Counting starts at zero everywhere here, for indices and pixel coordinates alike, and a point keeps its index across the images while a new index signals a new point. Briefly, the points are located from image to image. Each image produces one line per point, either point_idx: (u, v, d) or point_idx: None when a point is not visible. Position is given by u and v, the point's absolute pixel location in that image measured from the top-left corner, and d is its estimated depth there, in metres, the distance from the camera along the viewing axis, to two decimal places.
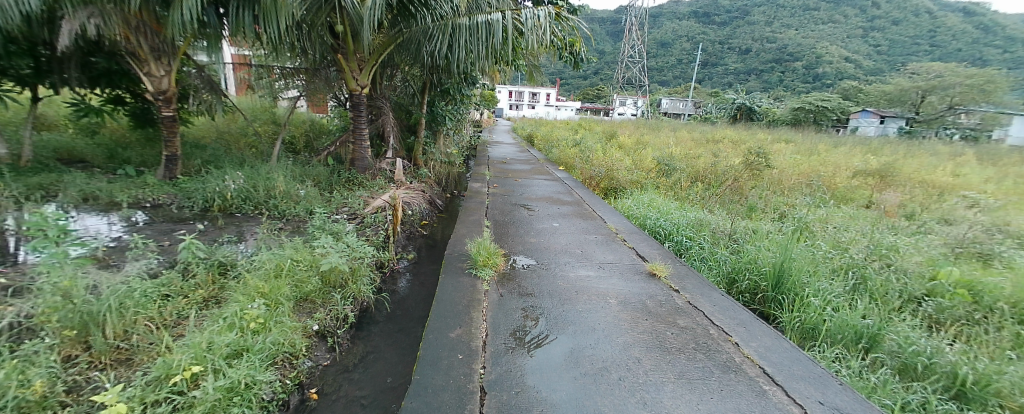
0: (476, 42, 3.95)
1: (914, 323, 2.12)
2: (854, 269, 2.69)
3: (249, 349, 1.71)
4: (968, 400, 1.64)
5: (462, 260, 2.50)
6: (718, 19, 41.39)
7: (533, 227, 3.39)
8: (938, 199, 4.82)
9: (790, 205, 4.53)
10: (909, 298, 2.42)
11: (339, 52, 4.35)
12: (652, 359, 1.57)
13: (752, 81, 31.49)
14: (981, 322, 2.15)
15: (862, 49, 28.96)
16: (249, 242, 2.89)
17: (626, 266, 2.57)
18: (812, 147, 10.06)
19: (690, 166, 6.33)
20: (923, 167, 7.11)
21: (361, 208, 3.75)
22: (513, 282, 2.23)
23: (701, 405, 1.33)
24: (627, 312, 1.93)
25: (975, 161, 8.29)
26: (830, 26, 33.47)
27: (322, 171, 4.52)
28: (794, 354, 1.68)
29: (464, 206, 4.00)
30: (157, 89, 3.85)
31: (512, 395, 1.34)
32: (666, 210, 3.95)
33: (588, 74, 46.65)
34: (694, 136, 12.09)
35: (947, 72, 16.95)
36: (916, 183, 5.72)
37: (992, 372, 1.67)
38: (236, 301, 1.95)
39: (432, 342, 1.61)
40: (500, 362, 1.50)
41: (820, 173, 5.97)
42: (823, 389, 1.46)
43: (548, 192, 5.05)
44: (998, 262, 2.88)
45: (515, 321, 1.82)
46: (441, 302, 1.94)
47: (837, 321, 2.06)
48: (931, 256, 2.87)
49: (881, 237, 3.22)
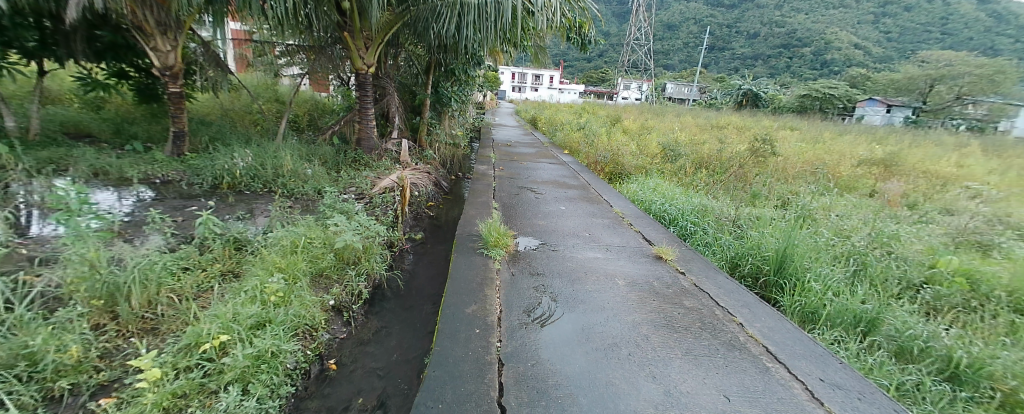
0: (485, 22, 3.90)
1: (911, 309, 2.19)
2: (855, 256, 2.75)
3: (271, 321, 1.77)
4: (961, 382, 1.72)
5: (473, 240, 2.55)
6: (727, 1, 40.50)
7: (540, 209, 3.44)
8: (940, 189, 4.88)
9: (795, 193, 4.56)
10: (908, 285, 2.50)
11: (346, 29, 4.31)
12: (660, 336, 1.63)
13: (758, 66, 31.11)
14: (977, 310, 2.23)
15: (873, 36, 28.49)
16: (260, 219, 2.92)
17: (633, 249, 2.63)
18: (817, 134, 10.09)
19: (695, 152, 6.34)
20: (928, 157, 7.12)
21: (369, 187, 3.75)
22: (523, 262, 2.29)
23: (707, 379, 1.39)
24: (634, 293, 1.99)
25: (981, 153, 8.29)
26: (841, 11, 32.79)
27: (328, 151, 4.50)
28: (796, 335, 1.74)
29: (471, 188, 4.03)
30: (165, 64, 3.85)
31: (529, 367, 1.40)
32: (671, 196, 3.99)
33: (593, 57, 45.88)
34: (698, 122, 12.02)
35: (958, 60, 16.76)
36: (920, 172, 5.75)
37: (987, 357, 1.74)
38: (255, 275, 2.01)
39: (449, 316, 1.66)
40: (516, 336, 1.57)
41: (825, 161, 6.00)
42: (824, 368, 1.52)
43: (553, 175, 5.07)
44: (997, 252, 2.94)
45: (528, 299, 1.87)
46: (456, 280, 1.99)
47: (837, 306, 2.13)
48: (931, 246, 2.94)
49: (883, 226, 3.28)
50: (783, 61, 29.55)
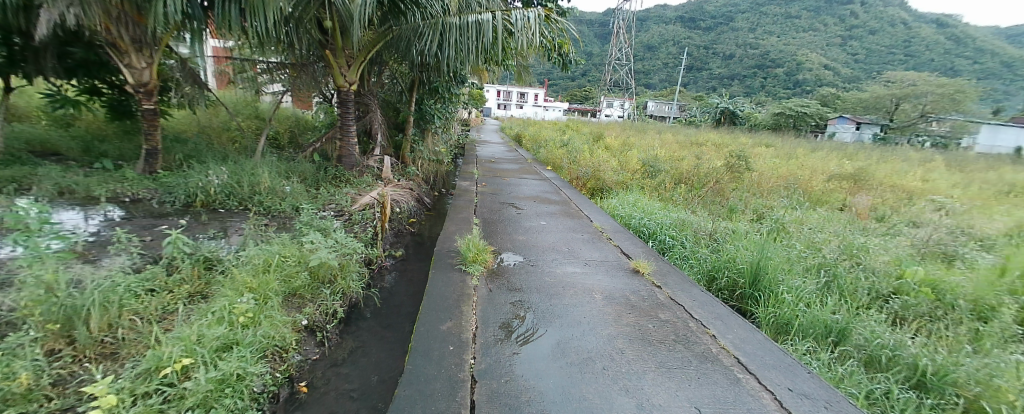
0: (466, 42, 3.98)
1: (880, 318, 2.26)
2: (826, 267, 2.84)
3: (238, 343, 1.71)
4: (927, 389, 1.77)
5: (452, 256, 2.54)
6: (703, 23, 42.25)
7: (521, 225, 3.45)
8: (906, 202, 5.11)
9: (769, 206, 4.71)
10: (877, 296, 2.59)
11: (328, 47, 4.33)
12: (634, 349, 1.64)
13: (734, 86, 32.31)
14: (941, 318, 2.32)
15: (841, 57, 30.01)
16: (234, 238, 2.85)
17: (612, 263, 2.66)
18: (790, 150, 10.48)
19: (674, 168, 6.50)
20: (895, 172, 7.46)
21: (348, 204, 3.70)
22: (501, 277, 2.28)
23: (680, 391, 1.40)
24: (611, 307, 2.01)
25: (943, 167, 8.74)
26: (810, 34, 34.54)
27: (309, 168, 4.45)
28: (767, 345, 1.77)
29: (453, 204, 4.02)
30: (139, 81, 3.78)
31: (502, 383, 1.38)
32: (650, 211, 4.07)
33: (576, 76, 46.96)
34: (678, 139, 12.35)
35: (919, 81, 17.77)
36: (887, 186, 6.01)
37: (951, 364, 1.79)
38: (223, 296, 1.94)
39: (422, 334, 1.64)
40: (490, 353, 1.55)
41: (798, 176, 6.22)
42: (792, 377, 1.55)
43: (536, 191, 5.12)
44: (960, 262, 3.08)
45: (505, 315, 1.86)
46: (432, 297, 1.96)
47: (809, 317, 2.18)
48: (898, 256, 3.05)
49: (852, 238, 3.40)
50: (757, 81, 30.79)
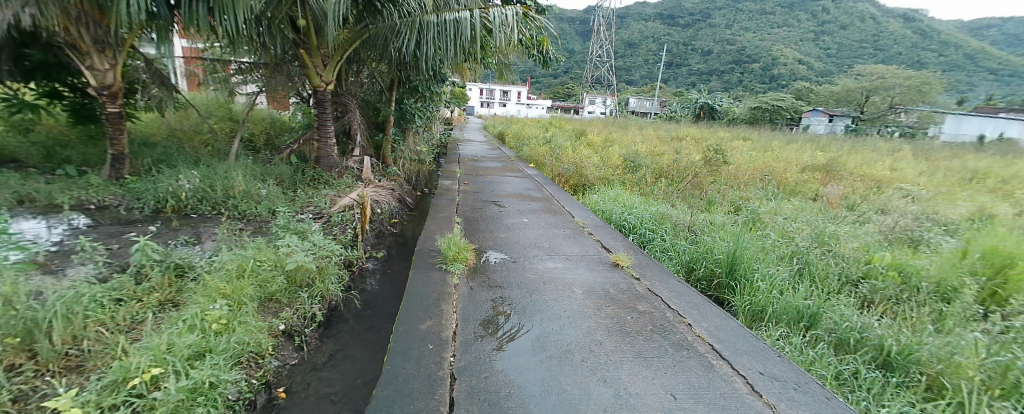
0: (445, 40, 3.93)
1: (849, 302, 2.36)
2: (798, 255, 2.94)
3: (211, 350, 1.67)
4: (893, 368, 1.85)
5: (432, 255, 2.53)
6: (682, 20, 42.95)
7: (503, 222, 3.46)
8: (876, 191, 5.31)
9: (745, 198, 4.83)
10: (847, 281, 2.69)
11: (302, 47, 4.23)
12: (613, 341, 1.67)
13: (713, 81, 32.94)
14: (906, 300, 2.43)
15: (814, 52, 30.94)
16: (207, 243, 2.77)
17: (592, 258, 2.69)
18: (767, 143, 10.79)
19: (655, 163, 6.61)
20: (865, 162, 7.74)
21: (327, 206, 3.64)
22: (482, 275, 2.28)
23: (656, 379, 1.43)
24: (591, 300, 2.03)
25: (911, 157, 9.10)
26: (783, 29, 35.49)
27: (285, 170, 4.35)
28: (740, 332, 1.82)
29: (435, 203, 3.99)
30: (102, 83, 3.62)
31: (482, 379, 1.39)
32: (631, 206, 4.12)
33: (558, 73, 47.11)
34: (659, 134, 12.55)
35: (887, 74, 18.44)
36: (857, 176, 6.25)
37: (915, 344, 1.87)
38: (195, 303, 1.89)
39: (402, 334, 1.63)
40: (470, 350, 1.55)
41: (773, 168, 6.40)
42: (763, 361, 1.60)
43: (518, 188, 5.13)
44: (925, 247, 3.22)
45: (485, 312, 1.87)
46: (412, 297, 1.95)
47: (782, 304, 2.25)
48: (867, 243, 3.18)
49: (824, 226, 3.53)
50: (735, 76, 31.47)
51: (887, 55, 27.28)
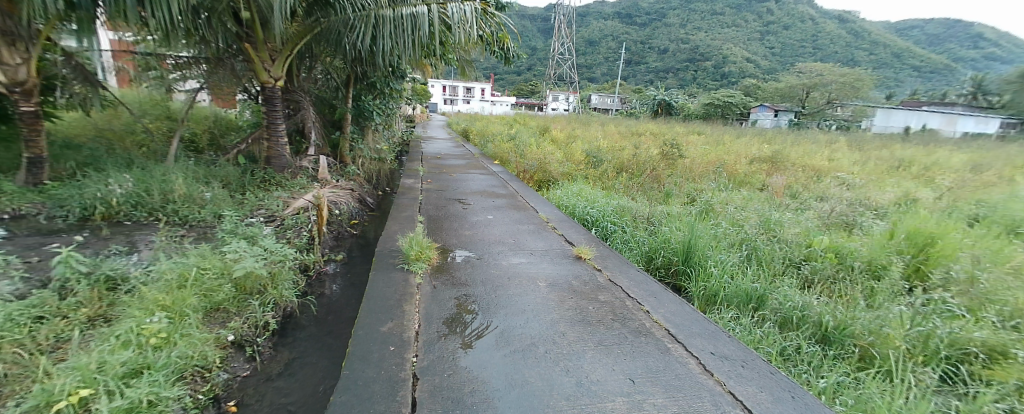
0: (401, 35, 3.82)
1: (792, 283, 2.54)
2: (747, 242, 3.13)
3: (150, 366, 1.55)
4: (830, 342, 2.02)
5: (393, 256, 2.47)
6: (639, 19, 44.36)
7: (467, 220, 3.43)
8: (815, 180, 5.73)
9: (700, 190, 5.07)
10: (790, 264, 2.90)
11: (246, 40, 4.01)
12: (575, 331, 1.71)
13: (669, 79, 34.25)
14: (840, 279, 2.65)
15: (759, 51, 32.91)
16: (144, 252, 2.56)
17: (556, 252, 2.73)
18: (719, 137, 11.38)
19: (616, 157, 6.79)
20: (806, 154, 8.34)
21: (280, 208, 3.45)
22: (445, 274, 2.26)
23: (616, 365, 1.48)
24: (554, 293, 2.06)
25: (845, 148, 9.90)
26: (732, 29, 37.45)
27: (232, 171, 4.08)
28: (694, 316, 1.92)
29: (397, 203, 3.90)
30: (13, 79, 3.23)
31: (445, 377, 1.38)
32: (593, 200, 4.21)
33: (521, 70, 47.31)
34: (620, 130, 12.91)
35: (824, 72, 19.93)
36: (799, 167, 6.72)
37: (848, 318, 2.05)
38: (130, 317, 1.74)
39: (361, 337, 1.58)
40: (432, 349, 1.53)
41: (725, 160, 6.76)
42: (715, 342, 1.69)
43: (483, 186, 5.11)
44: (857, 230, 3.52)
45: (448, 310, 1.85)
46: (372, 299, 1.89)
47: (733, 288, 2.39)
48: (808, 228, 3.43)
49: (770, 214, 3.77)
50: (689, 74, 32.88)
51: (823, 55, 29.48)
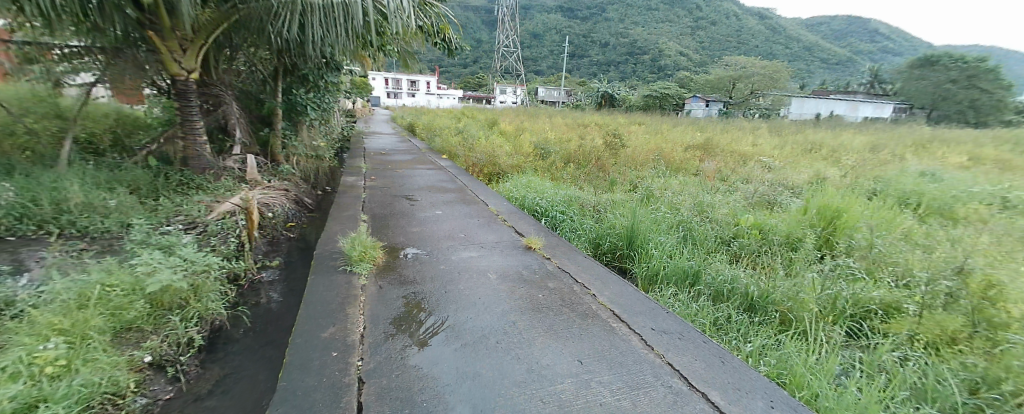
0: (333, 24, 3.59)
1: (723, 259, 2.76)
2: (683, 224, 3.35)
3: (46, 399, 1.35)
4: (756, 310, 2.22)
5: (335, 258, 2.34)
6: (580, 13, 45.46)
7: (415, 216, 3.34)
8: (742, 164, 6.26)
9: (642, 177, 5.34)
10: (721, 241, 3.14)
11: (150, 28, 3.50)
12: (525, 319, 1.73)
13: (611, 71, 35.54)
14: (763, 253, 2.93)
15: (691, 45, 35.10)
16: (33, 271, 2.21)
17: (506, 243, 2.74)
18: (658, 127, 12.04)
19: (563, 148, 6.95)
20: (733, 140, 9.07)
21: (202, 214, 3.14)
22: (392, 273, 2.19)
23: (565, 349, 1.52)
24: (504, 284, 2.08)
25: (767, 134, 10.90)
26: (666, 24, 39.56)
27: (142, 175, 3.64)
28: (637, 296, 2.02)
29: (337, 202, 3.70)
30: None
31: (393, 378, 1.34)
32: (541, 191, 4.28)
33: (467, 63, 46.72)
34: (566, 121, 13.22)
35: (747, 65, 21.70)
36: (728, 152, 7.29)
37: (770, 287, 2.26)
38: (16, 347, 1.50)
39: (300, 345, 1.49)
40: (380, 351, 1.48)
41: (663, 148, 7.16)
42: (655, 319, 1.79)
43: (431, 181, 5.00)
44: (777, 207, 3.90)
45: (396, 310, 1.79)
46: (311, 305, 1.78)
47: (672, 267, 2.55)
48: (735, 208, 3.73)
49: (703, 196, 4.07)
50: (629, 67, 34.33)
51: (746, 49, 32.09)
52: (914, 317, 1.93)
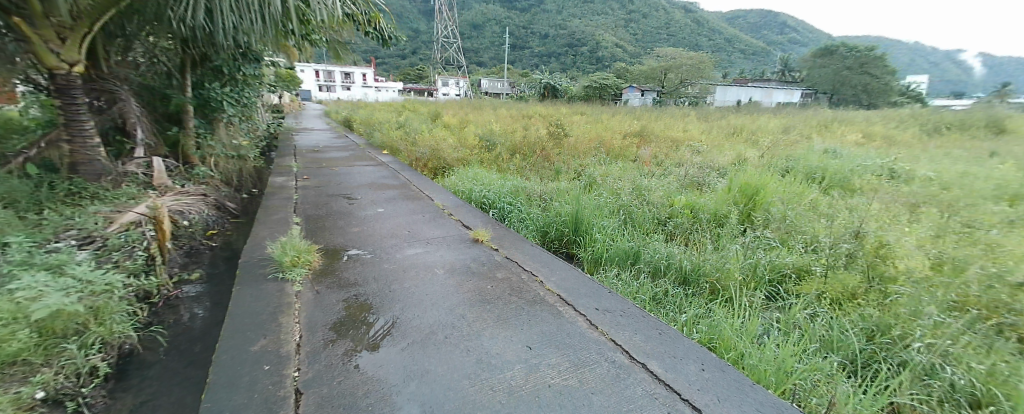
0: (247, 11, 3.28)
1: (660, 238, 2.94)
2: (624, 207, 3.52)
3: None
4: (690, 282, 2.40)
5: (265, 265, 2.17)
6: (519, 4, 45.60)
7: (355, 216, 3.18)
8: (675, 149, 6.68)
9: (585, 165, 5.51)
10: (658, 222, 3.34)
11: (14, 13, 2.95)
12: (474, 312, 1.72)
13: (552, 63, 36.16)
14: (695, 230, 3.16)
15: (625, 37, 36.65)
16: None
17: (453, 237, 2.70)
18: (599, 116, 12.49)
19: (508, 140, 6.97)
20: (667, 127, 9.65)
21: (98, 225, 2.72)
22: (331, 276, 2.07)
23: (514, 336, 1.54)
24: (452, 278, 2.05)
25: (696, 121, 11.73)
26: (602, 17, 40.93)
27: (18, 185, 2.98)
28: (582, 279, 2.09)
29: (266, 205, 3.42)
30: None
31: (335, 385, 1.27)
32: (488, 183, 4.27)
33: (406, 55, 45.11)
34: (511, 113, 13.27)
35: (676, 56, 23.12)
36: (663, 139, 7.75)
37: (702, 261, 2.45)
38: None
39: (226, 362, 1.36)
40: (319, 359, 1.40)
41: (604, 137, 7.45)
42: (600, 299, 1.87)
43: (372, 178, 4.79)
44: (706, 188, 4.21)
45: (336, 314, 1.70)
46: (236, 318, 1.64)
47: (615, 249, 2.67)
48: (670, 190, 3.99)
49: (641, 181, 4.29)
50: (569, 58, 35.14)
51: (674, 41, 34.14)
52: (820, 278, 2.19)
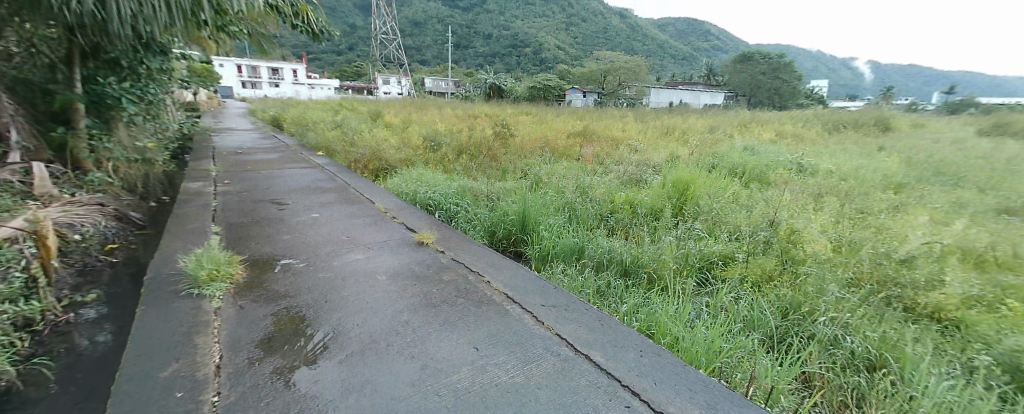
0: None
1: (602, 233, 3.05)
2: (568, 205, 3.61)
3: None
4: (631, 274, 2.52)
5: (178, 280, 1.94)
6: (462, 4, 45.25)
7: (287, 222, 2.96)
8: (615, 148, 7.00)
9: (531, 164, 5.59)
10: (601, 218, 3.47)
11: None
12: (418, 316, 1.67)
13: (497, 63, 36.32)
14: (634, 225, 3.32)
15: (566, 40, 37.78)
16: None
17: (397, 241, 2.61)
18: (543, 116, 12.76)
19: (453, 140, 6.88)
20: (608, 127, 10.09)
21: None
22: (258, 289, 1.90)
23: (460, 338, 1.52)
24: (395, 283, 1.98)
25: (633, 121, 12.38)
26: (544, 19, 41.84)
27: None
28: (528, 276, 2.11)
29: (180, 213, 3.06)
30: None
31: (262, 407, 1.17)
32: (433, 183, 4.17)
33: (344, 51, 42.92)
34: (456, 113, 13.12)
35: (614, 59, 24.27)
36: (604, 138, 8.09)
37: (640, 253, 2.58)
38: None
39: (127, 392, 1.19)
40: (244, 379, 1.28)
41: (548, 136, 7.62)
42: (546, 295, 1.90)
43: (306, 181, 4.48)
44: (643, 184, 4.45)
45: (264, 330, 1.56)
46: (140, 342, 1.44)
47: (560, 245, 2.73)
48: (611, 187, 4.16)
49: (584, 179, 4.44)
50: (513, 59, 35.51)
51: (612, 45, 35.84)
52: (743, 263, 2.40)
